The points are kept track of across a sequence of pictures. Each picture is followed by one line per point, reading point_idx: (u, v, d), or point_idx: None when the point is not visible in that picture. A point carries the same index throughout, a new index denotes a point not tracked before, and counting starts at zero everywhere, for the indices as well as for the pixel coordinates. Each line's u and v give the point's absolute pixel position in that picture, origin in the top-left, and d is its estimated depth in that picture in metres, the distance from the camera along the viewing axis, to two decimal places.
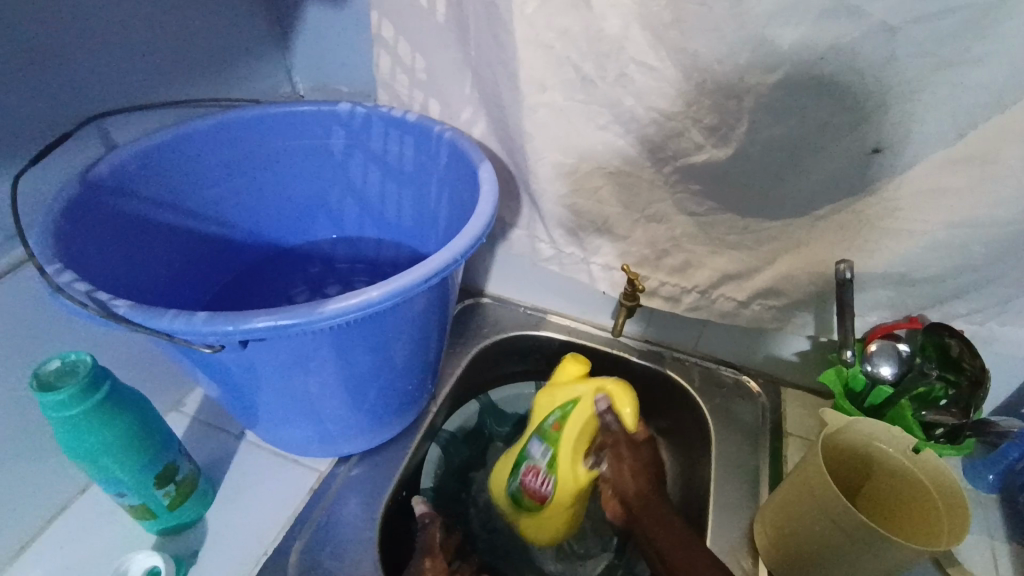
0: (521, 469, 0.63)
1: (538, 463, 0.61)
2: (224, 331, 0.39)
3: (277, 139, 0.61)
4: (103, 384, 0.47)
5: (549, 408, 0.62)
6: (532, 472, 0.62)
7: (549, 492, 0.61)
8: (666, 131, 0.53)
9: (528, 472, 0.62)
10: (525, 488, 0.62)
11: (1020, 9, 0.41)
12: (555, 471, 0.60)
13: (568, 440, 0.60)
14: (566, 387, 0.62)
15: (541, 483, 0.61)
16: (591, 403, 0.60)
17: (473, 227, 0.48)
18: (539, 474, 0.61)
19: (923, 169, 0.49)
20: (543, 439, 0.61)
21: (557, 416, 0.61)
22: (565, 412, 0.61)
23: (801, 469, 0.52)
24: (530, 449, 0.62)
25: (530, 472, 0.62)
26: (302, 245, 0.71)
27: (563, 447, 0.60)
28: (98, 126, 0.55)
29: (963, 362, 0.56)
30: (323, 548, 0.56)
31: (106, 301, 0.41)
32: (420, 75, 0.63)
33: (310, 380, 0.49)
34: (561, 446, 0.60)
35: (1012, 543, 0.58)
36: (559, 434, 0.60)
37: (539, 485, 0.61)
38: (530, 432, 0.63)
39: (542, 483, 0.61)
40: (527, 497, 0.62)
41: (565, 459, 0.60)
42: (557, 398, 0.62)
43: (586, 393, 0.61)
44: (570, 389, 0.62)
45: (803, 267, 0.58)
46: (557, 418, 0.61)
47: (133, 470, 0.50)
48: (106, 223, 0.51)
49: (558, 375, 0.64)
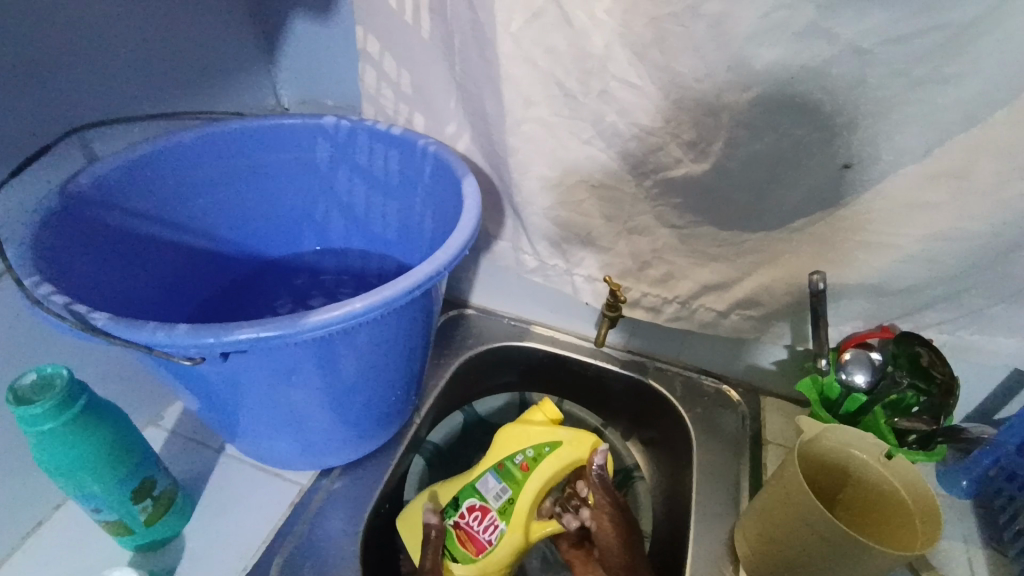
0: (465, 502, 0.61)
1: (488, 502, 0.61)
2: (208, 343, 0.39)
3: (262, 151, 0.61)
4: (80, 398, 0.46)
5: (523, 443, 0.63)
6: (479, 508, 0.60)
7: (497, 535, 0.59)
8: (647, 146, 0.54)
9: (473, 508, 0.60)
10: (463, 528, 0.60)
11: (979, 34, 0.43)
12: (507, 512, 0.60)
13: (535, 481, 0.61)
14: (548, 429, 0.64)
15: (484, 526, 0.60)
16: (575, 447, 0.63)
17: (458, 239, 0.49)
18: (489, 513, 0.60)
19: (893, 185, 0.51)
20: (505, 474, 0.62)
21: (530, 456, 0.62)
22: (539, 454, 0.62)
23: (778, 479, 0.53)
24: (485, 482, 0.62)
25: (478, 508, 0.60)
26: (286, 257, 0.71)
27: (526, 488, 0.61)
28: (79, 138, 0.55)
29: (933, 370, 0.57)
30: (305, 561, 0.56)
31: (86, 314, 0.40)
32: (406, 89, 0.64)
33: (294, 391, 0.49)
34: (526, 482, 0.61)
35: (984, 547, 0.59)
36: (529, 473, 0.61)
37: (484, 522, 0.60)
38: (489, 464, 0.63)
39: (485, 527, 0.60)
40: (464, 535, 0.60)
41: (525, 504, 0.60)
42: (532, 438, 0.64)
43: (569, 439, 0.63)
44: (550, 432, 0.64)
45: (781, 279, 0.60)
46: (527, 457, 0.62)
47: (111, 485, 0.49)
48: (87, 234, 0.50)
49: (533, 416, 0.66)
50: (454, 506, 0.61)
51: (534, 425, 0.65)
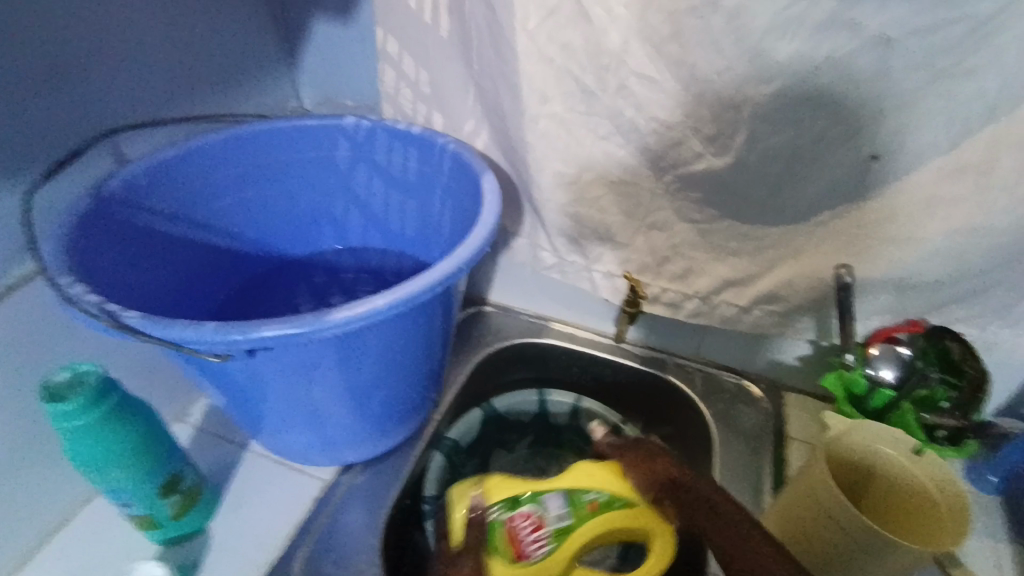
0: (524, 507, 0.59)
1: (546, 517, 0.58)
2: (236, 340, 0.40)
3: (283, 152, 0.62)
4: (111, 394, 0.47)
5: (607, 484, 0.59)
6: (536, 518, 0.58)
7: (543, 553, 0.57)
8: (666, 141, 0.54)
9: (531, 515, 0.58)
10: (512, 528, 0.58)
11: (1010, 22, 0.42)
12: (558, 538, 0.58)
13: (595, 527, 0.58)
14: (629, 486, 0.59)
15: (533, 540, 0.57)
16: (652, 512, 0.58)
17: (477, 237, 0.49)
18: (544, 527, 0.58)
19: (919, 178, 0.50)
20: (573, 503, 0.59)
21: (603, 500, 0.59)
22: (610, 503, 0.59)
23: (803, 475, 0.52)
24: (551, 498, 0.59)
25: (534, 518, 0.58)
26: (306, 256, 0.72)
27: (585, 528, 0.58)
28: (109, 140, 0.56)
29: (964, 365, 0.57)
30: (326, 556, 0.57)
31: (118, 312, 0.41)
32: (423, 88, 0.64)
33: (317, 387, 0.49)
34: (586, 521, 0.58)
35: (1014, 547, 0.58)
36: (594, 516, 0.58)
37: (536, 534, 0.58)
38: (562, 484, 0.60)
39: (533, 542, 0.57)
40: (512, 535, 0.58)
41: (572, 549, 0.57)
42: (614, 484, 0.59)
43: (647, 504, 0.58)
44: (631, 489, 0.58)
45: (803, 273, 0.59)
46: (600, 499, 0.59)
47: (139, 479, 0.50)
48: (116, 235, 0.52)
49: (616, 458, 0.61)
50: (512, 501, 0.59)
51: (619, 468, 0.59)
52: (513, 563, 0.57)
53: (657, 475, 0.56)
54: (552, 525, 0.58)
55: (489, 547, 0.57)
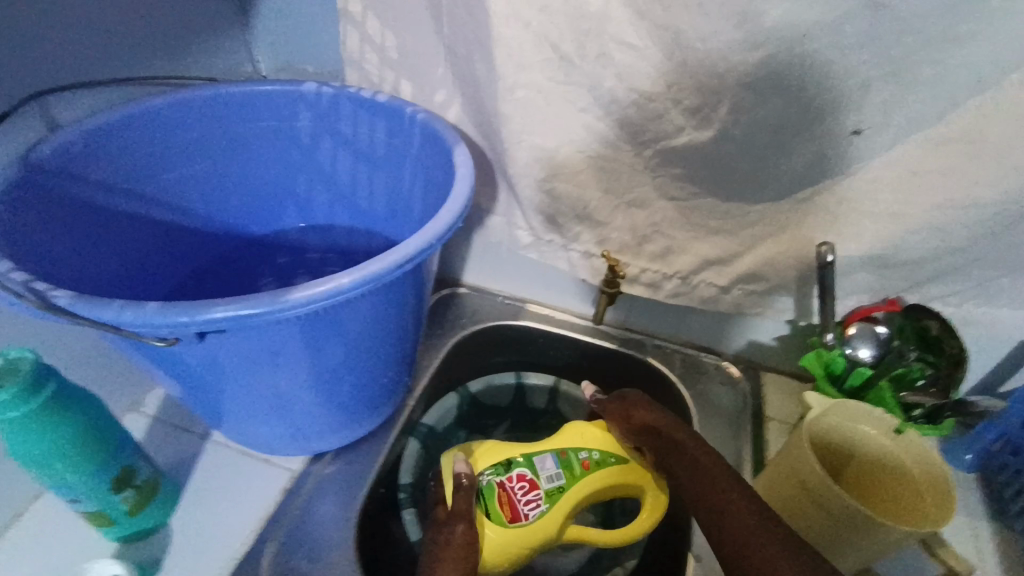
0: (517, 469, 0.57)
1: (540, 478, 0.56)
2: (180, 322, 0.37)
3: (239, 121, 0.58)
4: (47, 383, 0.43)
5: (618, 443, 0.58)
6: (530, 479, 0.56)
7: (536, 513, 0.54)
8: (647, 113, 0.52)
9: (524, 478, 0.56)
10: (506, 491, 0.55)
11: None
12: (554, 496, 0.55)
13: (593, 484, 0.57)
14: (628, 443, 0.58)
15: (529, 499, 0.55)
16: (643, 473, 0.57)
17: (449, 211, 0.46)
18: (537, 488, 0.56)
19: (902, 151, 0.49)
20: (565, 464, 0.57)
21: (597, 461, 0.57)
22: (604, 460, 0.58)
23: (785, 455, 0.52)
24: (548, 458, 0.57)
25: (528, 480, 0.56)
26: (270, 235, 0.68)
27: (581, 486, 0.56)
28: (39, 104, 0.51)
29: (942, 344, 0.57)
30: (297, 551, 0.54)
31: (46, 292, 0.37)
32: (391, 55, 0.60)
33: (278, 374, 0.46)
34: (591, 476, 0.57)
35: (989, 522, 0.59)
36: (588, 474, 0.57)
37: (528, 496, 0.55)
38: (552, 445, 0.58)
39: (527, 501, 0.55)
40: (505, 498, 0.55)
41: (565, 509, 0.55)
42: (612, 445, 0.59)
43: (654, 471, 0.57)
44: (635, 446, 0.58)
45: (785, 251, 0.57)
46: (620, 458, 0.58)
47: (87, 475, 0.47)
48: (47, 209, 0.47)
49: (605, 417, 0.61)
50: (506, 464, 0.57)
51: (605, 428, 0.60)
52: (506, 526, 0.54)
53: (639, 425, 0.57)
54: (546, 487, 0.56)
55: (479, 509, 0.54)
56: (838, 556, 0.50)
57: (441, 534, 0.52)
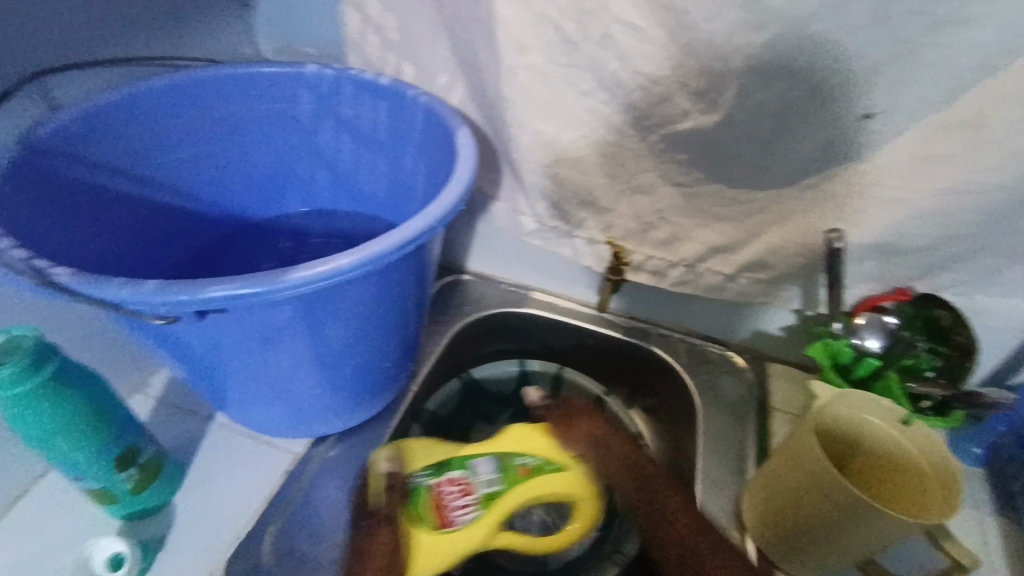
0: (450, 472, 0.57)
1: (477, 484, 0.57)
2: (180, 300, 0.37)
3: (239, 102, 0.58)
4: (50, 363, 0.44)
5: (538, 448, 0.59)
6: (466, 484, 0.56)
7: (467, 518, 0.55)
8: (652, 97, 0.51)
9: (456, 482, 0.56)
10: (438, 495, 0.55)
11: None
12: (484, 506, 0.56)
13: (525, 493, 0.57)
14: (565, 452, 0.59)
15: (461, 504, 0.55)
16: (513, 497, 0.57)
17: (452, 194, 0.46)
18: (470, 494, 0.56)
19: (912, 136, 0.47)
20: (504, 469, 0.58)
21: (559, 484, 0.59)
22: (542, 468, 0.58)
23: (788, 446, 0.51)
24: (482, 462, 0.58)
25: (461, 485, 0.56)
26: (274, 220, 0.68)
27: (510, 494, 0.57)
28: (38, 83, 0.52)
29: (953, 333, 0.56)
30: (298, 533, 0.55)
31: (45, 268, 0.38)
32: (394, 37, 0.60)
33: (281, 356, 0.47)
34: (518, 487, 0.57)
35: (995, 515, 0.58)
36: (524, 481, 0.57)
37: (460, 501, 0.56)
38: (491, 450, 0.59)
39: (460, 507, 0.55)
40: (436, 502, 0.55)
41: (489, 525, 0.56)
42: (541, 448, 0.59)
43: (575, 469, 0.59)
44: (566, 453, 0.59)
45: (791, 239, 0.56)
46: (529, 465, 0.58)
47: (90, 453, 0.47)
48: (42, 188, 0.47)
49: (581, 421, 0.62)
50: (439, 467, 0.57)
51: (545, 432, 0.60)
52: (434, 531, 0.54)
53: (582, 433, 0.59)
54: (481, 492, 0.56)
55: (409, 514, 0.54)
56: (841, 547, 0.49)
57: (421, 535, 0.54)
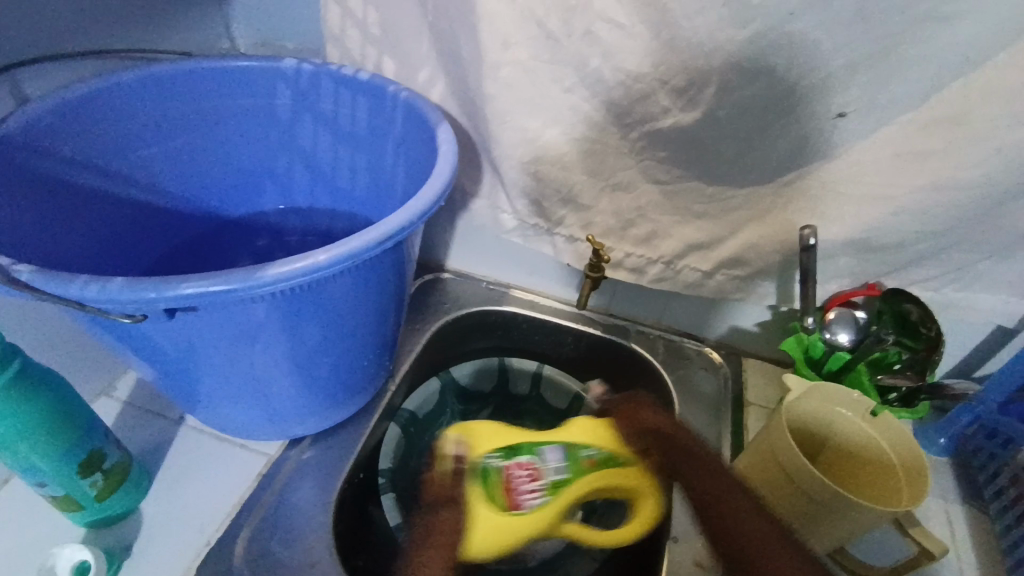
0: (524, 457, 0.55)
1: (546, 467, 0.55)
2: (150, 298, 0.35)
3: (216, 97, 0.56)
4: (11, 361, 0.42)
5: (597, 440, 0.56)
6: (534, 468, 0.54)
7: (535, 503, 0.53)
8: (634, 94, 0.51)
9: (529, 466, 0.54)
10: (507, 478, 0.54)
11: None
12: (552, 492, 0.54)
13: (594, 483, 0.55)
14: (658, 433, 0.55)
15: (530, 489, 0.54)
16: (580, 484, 0.54)
17: (433, 189, 0.45)
18: (539, 479, 0.54)
19: (884, 135, 0.49)
20: (572, 457, 0.55)
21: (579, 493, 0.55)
22: (609, 460, 0.55)
23: (763, 437, 0.52)
24: (549, 450, 0.56)
25: (533, 467, 0.54)
26: (246, 216, 0.66)
27: (581, 480, 0.54)
28: (6, 77, 0.49)
29: (922, 327, 0.58)
30: (272, 535, 0.53)
31: (7, 267, 0.36)
32: (372, 30, 0.59)
33: (256, 355, 0.45)
34: (584, 475, 0.54)
35: (961, 504, 0.60)
36: (592, 472, 0.54)
37: (529, 485, 0.54)
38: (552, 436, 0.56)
39: (529, 492, 0.53)
40: (506, 483, 0.54)
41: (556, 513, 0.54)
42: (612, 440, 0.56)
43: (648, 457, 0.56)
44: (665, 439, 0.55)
45: (767, 236, 0.57)
46: (594, 455, 0.55)
47: (52, 458, 0.45)
48: (14, 184, 0.45)
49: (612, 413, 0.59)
50: (509, 449, 0.56)
51: (610, 423, 0.58)
52: (502, 513, 0.52)
53: (642, 426, 0.56)
54: (552, 475, 0.54)
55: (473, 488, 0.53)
56: (815, 536, 0.50)
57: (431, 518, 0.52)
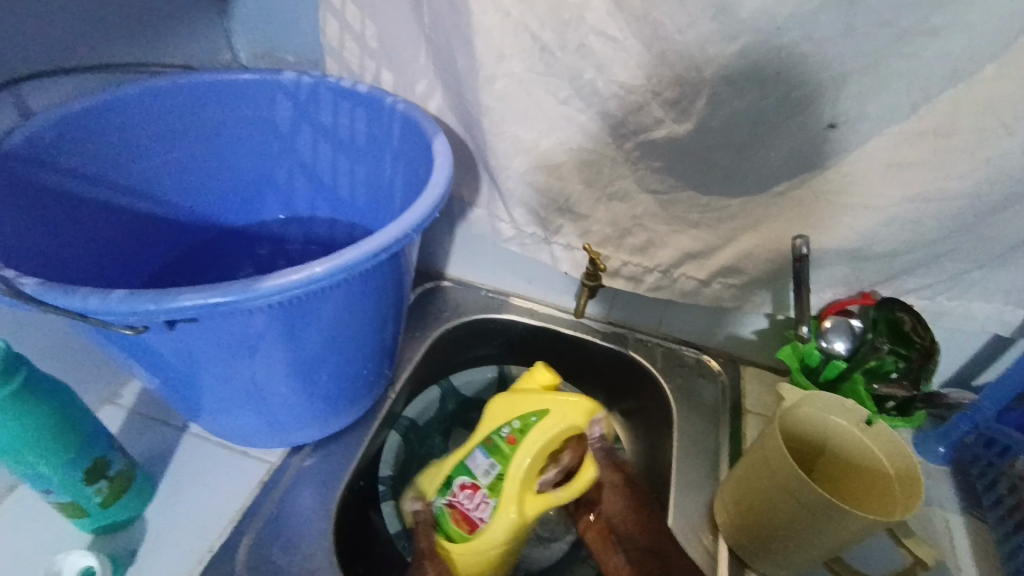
0: (458, 480, 0.57)
1: (477, 478, 0.56)
2: (149, 309, 0.36)
3: (217, 109, 0.57)
4: (18, 372, 0.43)
5: (507, 417, 0.58)
6: (471, 485, 0.56)
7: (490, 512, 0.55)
8: (628, 105, 0.52)
9: (465, 486, 0.56)
10: (456, 507, 0.56)
11: None
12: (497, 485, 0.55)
13: (529, 449, 0.55)
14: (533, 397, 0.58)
15: (476, 502, 0.55)
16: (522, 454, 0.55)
17: (427, 200, 0.46)
18: (479, 490, 0.56)
19: (874, 146, 0.49)
20: (493, 449, 0.57)
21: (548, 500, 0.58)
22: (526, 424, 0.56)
23: (757, 446, 0.52)
24: (473, 459, 0.57)
25: (468, 486, 0.56)
26: (249, 226, 0.67)
27: (515, 461, 0.55)
28: (11, 91, 0.51)
29: (915, 336, 0.57)
30: (273, 543, 0.54)
31: (13, 279, 0.37)
32: (371, 44, 0.60)
33: (255, 364, 0.46)
34: (517, 450, 0.56)
35: (961, 513, 0.60)
36: (516, 446, 0.56)
37: (475, 504, 0.55)
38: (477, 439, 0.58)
39: (474, 504, 0.55)
40: (458, 515, 0.56)
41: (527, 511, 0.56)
42: (520, 408, 0.58)
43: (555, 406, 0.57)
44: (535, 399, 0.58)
45: (762, 245, 0.58)
46: (512, 429, 0.57)
47: (58, 465, 0.46)
48: (20, 197, 0.46)
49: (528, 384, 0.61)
50: (447, 485, 0.58)
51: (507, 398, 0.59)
52: (466, 539, 0.55)
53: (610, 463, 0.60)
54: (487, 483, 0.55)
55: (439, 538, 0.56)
56: (810, 546, 0.50)
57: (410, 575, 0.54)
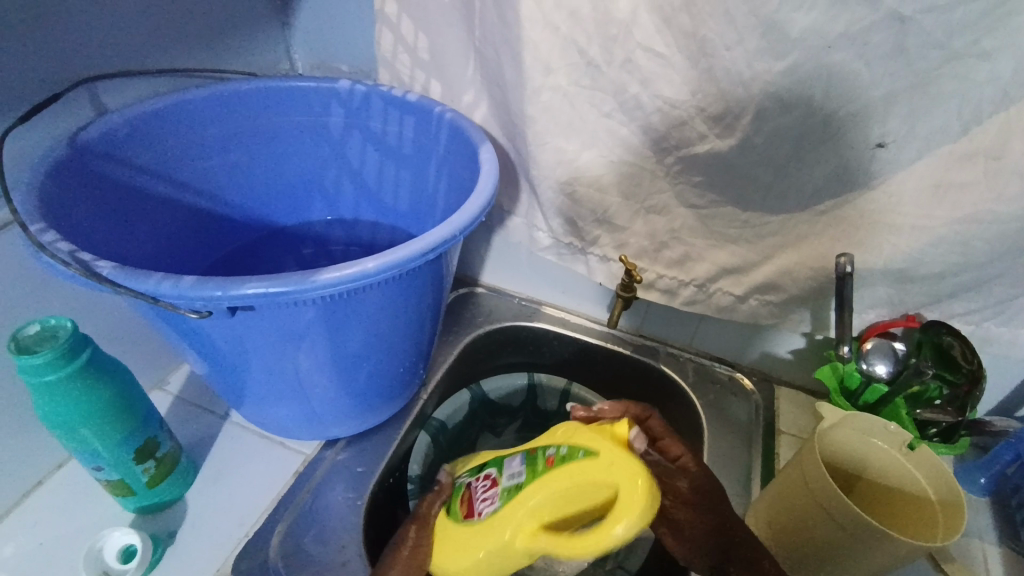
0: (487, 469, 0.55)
1: (502, 479, 0.52)
2: (213, 296, 0.38)
3: (273, 113, 0.60)
4: (82, 352, 0.45)
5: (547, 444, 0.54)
6: (494, 479, 0.52)
7: (490, 511, 0.49)
8: (671, 120, 0.53)
9: (488, 476, 0.53)
10: (470, 490, 0.54)
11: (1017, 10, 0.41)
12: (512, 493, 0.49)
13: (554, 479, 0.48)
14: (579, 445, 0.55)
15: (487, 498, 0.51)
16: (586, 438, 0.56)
17: (473, 205, 0.48)
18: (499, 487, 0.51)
19: (922, 167, 0.49)
20: (531, 462, 0.51)
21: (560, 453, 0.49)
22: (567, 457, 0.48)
23: (795, 464, 0.51)
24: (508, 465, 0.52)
25: (491, 478, 0.53)
26: (296, 226, 0.70)
27: (540, 480, 0.48)
28: (88, 89, 0.54)
29: (962, 361, 0.56)
30: (306, 532, 0.55)
31: (90, 262, 0.39)
32: (422, 55, 0.62)
33: (300, 356, 0.48)
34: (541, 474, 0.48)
35: (1000, 543, 0.58)
36: (545, 471, 0.48)
37: (486, 496, 0.51)
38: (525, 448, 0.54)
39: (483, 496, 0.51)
40: (466, 496, 0.53)
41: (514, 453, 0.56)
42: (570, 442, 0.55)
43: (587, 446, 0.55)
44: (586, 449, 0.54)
45: (803, 262, 0.58)
46: (559, 452, 0.50)
47: (112, 443, 0.48)
48: (93, 188, 0.50)
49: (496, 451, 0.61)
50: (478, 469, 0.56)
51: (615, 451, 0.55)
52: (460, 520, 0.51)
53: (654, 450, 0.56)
54: (506, 484, 0.51)
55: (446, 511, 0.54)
56: (847, 568, 0.49)
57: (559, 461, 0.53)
